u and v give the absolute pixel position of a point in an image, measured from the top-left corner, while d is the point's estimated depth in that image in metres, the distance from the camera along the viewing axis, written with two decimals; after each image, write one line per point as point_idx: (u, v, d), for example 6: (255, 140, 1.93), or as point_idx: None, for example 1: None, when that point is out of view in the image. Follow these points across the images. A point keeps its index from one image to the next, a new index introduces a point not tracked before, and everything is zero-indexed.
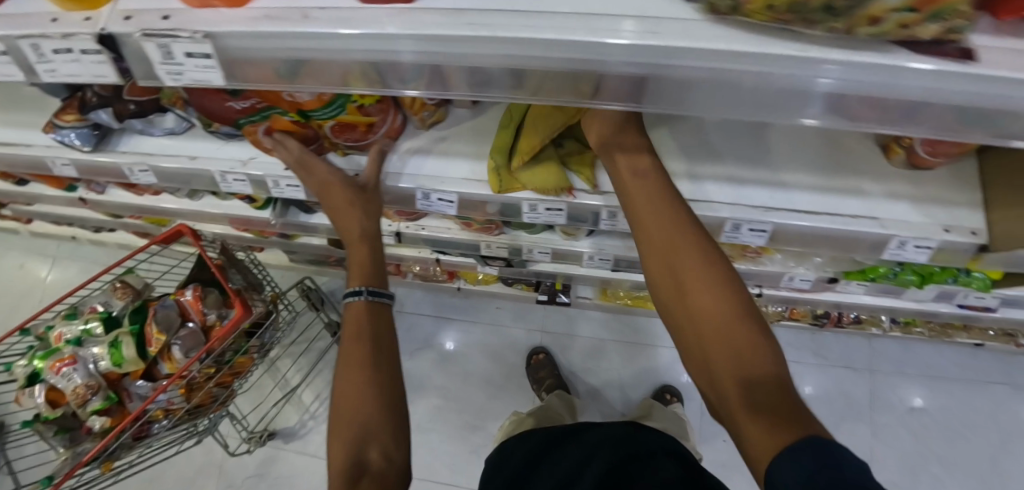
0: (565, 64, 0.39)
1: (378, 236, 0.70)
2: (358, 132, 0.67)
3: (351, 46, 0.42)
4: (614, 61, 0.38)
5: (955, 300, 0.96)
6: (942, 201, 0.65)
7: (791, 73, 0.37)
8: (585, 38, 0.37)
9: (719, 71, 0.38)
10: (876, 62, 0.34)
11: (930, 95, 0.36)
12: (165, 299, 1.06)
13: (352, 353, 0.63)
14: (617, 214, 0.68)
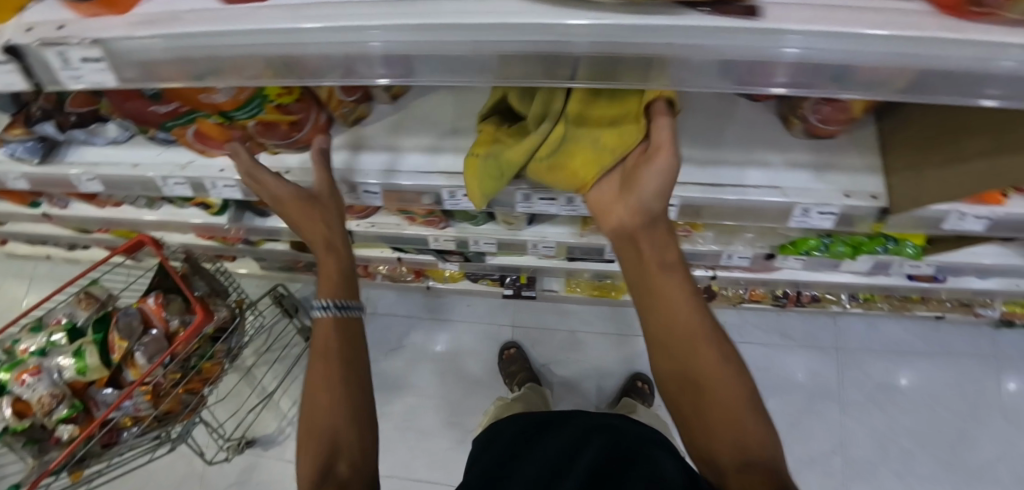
0: (419, 42, 0.42)
1: (345, 247, 0.67)
2: (280, 131, 0.71)
3: (228, 44, 0.45)
4: (446, 41, 0.41)
5: (891, 270, 1.00)
6: (845, 168, 0.66)
7: (607, 44, 0.39)
8: (424, 21, 0.40)
9: (540, 44, 0.40)
10: (680, 25, 0.36)
11: (736, 52, 0.38)
12: (127, 308, 1.09)
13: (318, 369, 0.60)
14: (531, 196, 0.70)
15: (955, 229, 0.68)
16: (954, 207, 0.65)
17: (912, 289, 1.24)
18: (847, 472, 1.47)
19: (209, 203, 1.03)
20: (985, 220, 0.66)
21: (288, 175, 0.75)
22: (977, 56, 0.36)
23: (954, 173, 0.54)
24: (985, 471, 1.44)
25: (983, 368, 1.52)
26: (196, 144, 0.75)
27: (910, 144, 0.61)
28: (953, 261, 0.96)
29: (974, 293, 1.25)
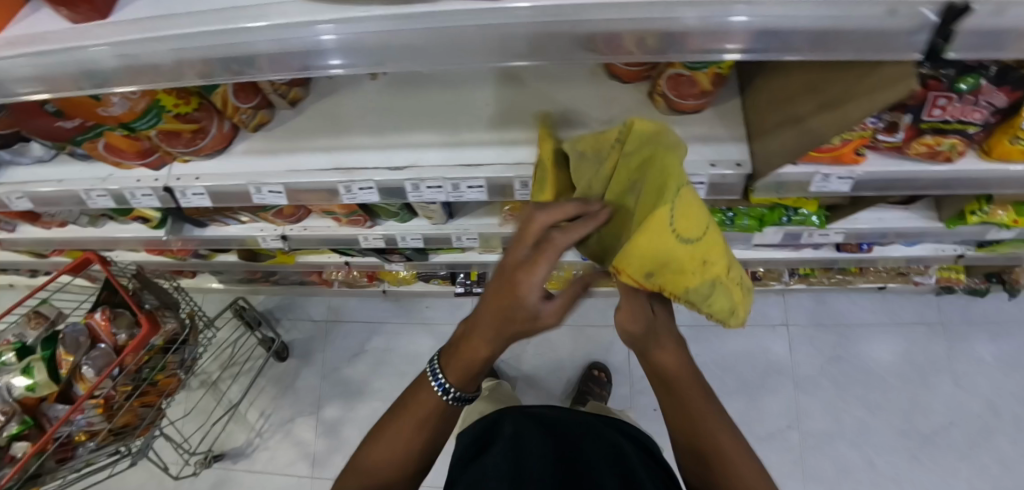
0: (238, 38, 0.47)
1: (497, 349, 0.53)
2: (184, 139, 0.75)
3: (89, 56, 0.50)
4: (259, 40, 0.47)
5: (805, 240, 1.04)
6: (711, 140, 0.70)
7: (401, 28, 0.45)
8: (247, 25, 0.45)
9: (347, 34, 0.46)
10: (435, 11, 0.43)
11: (514, 28, 0.43)
12: (75, 324, 1.12)
13: (405, 416, 0.64)
14: (419, 185, 0.73)
15: (823, 191, 0.72)
16: (817, 168, 0.69)
17: (842, 260, 1.28)
18: (804, 445, 1.49)
19: (143, 215, 1.05)
20: (848, 180, 0.70)
21: (198, 181, 0.79)
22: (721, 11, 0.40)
23: (806, 127, 0.57)
24: (939, 436, 1.46)
25: (932, 335, 1.55)
26: (110, 157, 0.79)
27: (771, 108, 0.64)
28: (860, 228, 1.00)
29: (903, 261, 1.29)
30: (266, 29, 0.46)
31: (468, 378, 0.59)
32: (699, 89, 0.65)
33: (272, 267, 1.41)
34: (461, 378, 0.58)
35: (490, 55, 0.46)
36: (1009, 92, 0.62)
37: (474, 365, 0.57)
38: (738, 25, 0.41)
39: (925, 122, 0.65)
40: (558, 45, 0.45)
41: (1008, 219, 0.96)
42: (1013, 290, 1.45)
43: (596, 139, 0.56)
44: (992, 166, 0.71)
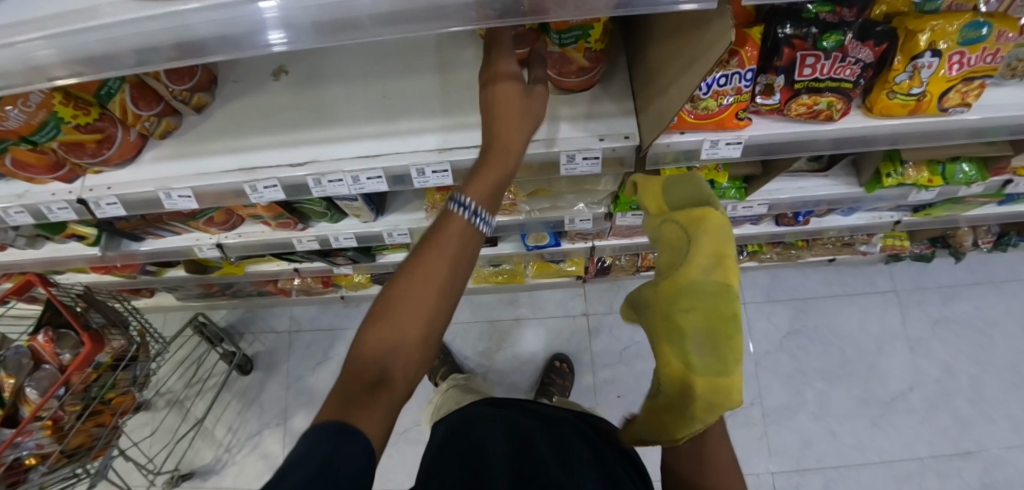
0: (78, 38, 0.47)
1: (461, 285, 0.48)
2: (88, 149, 0.75)
3: None
4: (99, 39, 0.47)
5: (730, 214, 1.05)
6: (600, 116, 0.72)
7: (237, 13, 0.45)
8: (84, 23, 0.46)
9: (182, 25, 0.46)
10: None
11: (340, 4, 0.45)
12: (18, 346, 1.13)
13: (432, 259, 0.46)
14: (321, 180, 0.74)
15: (715, 157, 0.74)
16: (704, 136, 0.71)
17: (783, 233, 1.30)
18: (767, 421, 1.50)
19: (82, 233, 1.06)
20: (737, 145, 0.71)
21: (110, 190, 0.80)
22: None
23: (669, 95, 0.59)
24: (897, 402, 1.49)
25: (885, 303, 1.58)
26: (20, 173, 0.79)
27: (648, 79, 0.67)
28: (781, 198, 1.02)
29: (844, 230, 1.31)
30: (100, 27, 0.46)
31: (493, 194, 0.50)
32: (576, 66, 0.68)
33: (224, 280, 1.42)
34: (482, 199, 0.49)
35: (315, 34, 0.48)
36: (874, 47, 0.64)
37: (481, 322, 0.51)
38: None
39: (798, 83, 0.67)
40: (373, 17, 0.46)
41: (923, 178, 0.98)
42: (958, 254, 1.50)
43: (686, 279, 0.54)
44: (877, 122, 0.73)
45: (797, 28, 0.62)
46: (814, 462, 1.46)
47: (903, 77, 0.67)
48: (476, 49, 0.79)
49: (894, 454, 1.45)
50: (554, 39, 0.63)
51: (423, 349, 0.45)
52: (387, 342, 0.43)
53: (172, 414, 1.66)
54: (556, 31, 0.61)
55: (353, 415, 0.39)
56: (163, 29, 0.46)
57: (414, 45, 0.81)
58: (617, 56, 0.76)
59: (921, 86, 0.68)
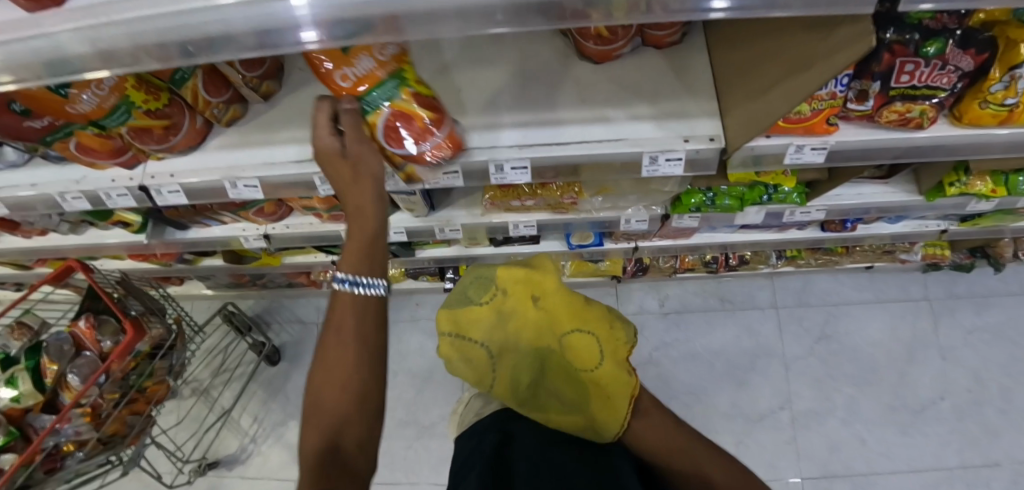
0: (175, 22, 0.44)
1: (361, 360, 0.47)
2: (156, 136, 0.74)
3: (23, 48, 0.47)
4: (213, 20, 0.43)
5: (786, 218, 1.04)
6: (682, 114, 0.70)
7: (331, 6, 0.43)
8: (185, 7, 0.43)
9: (277, 17, 0.43)
10: None
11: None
12: (59, 333, 1.12)
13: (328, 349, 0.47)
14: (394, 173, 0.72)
15: (798, 162, 0.72)
16: (790, 140, 0.69)
17: (826, 239, 1.29)
18: (796, 426, 1.50)
19: (128, 220, 1.04)
20: (822, 150, 0.70)
21: (173, 178, 0.78)
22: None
23: (771, 96, 0.58)
24: (927, 410, 1.49)
25: (916, 311, 1.57)
26: (83, 157, 0.78)
27: (739, 80, 0.65)
28: (839, 204, 1.00)
29: (888, 238, 1.30)
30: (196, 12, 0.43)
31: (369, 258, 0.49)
32: (421, 124, 0.61)
33: (257, 270, 1.40)
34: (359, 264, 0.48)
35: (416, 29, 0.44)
36: (975, 55, 0.63)
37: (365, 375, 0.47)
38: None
39: (894, 89, 0.65)
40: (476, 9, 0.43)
41: (986, 188, 0.96)
42: (997, 264, 1.48)
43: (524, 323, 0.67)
44: (965, 131, 0.71)
45: (900, 33, 0.60)
46: (842, 468, 1.46)
47: (999, 87, 0.65)
48: (547, 44, 0.77)
49: (923, 463, 1.45)
50: (379, 93, 0.58)
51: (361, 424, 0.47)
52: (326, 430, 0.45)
53: (198, 403, 1.65)
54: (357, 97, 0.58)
55: None
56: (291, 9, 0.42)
57: (483, 38, 0.79)
58: (700, 55, 0.74)
59: (1016, 97, 0.67)
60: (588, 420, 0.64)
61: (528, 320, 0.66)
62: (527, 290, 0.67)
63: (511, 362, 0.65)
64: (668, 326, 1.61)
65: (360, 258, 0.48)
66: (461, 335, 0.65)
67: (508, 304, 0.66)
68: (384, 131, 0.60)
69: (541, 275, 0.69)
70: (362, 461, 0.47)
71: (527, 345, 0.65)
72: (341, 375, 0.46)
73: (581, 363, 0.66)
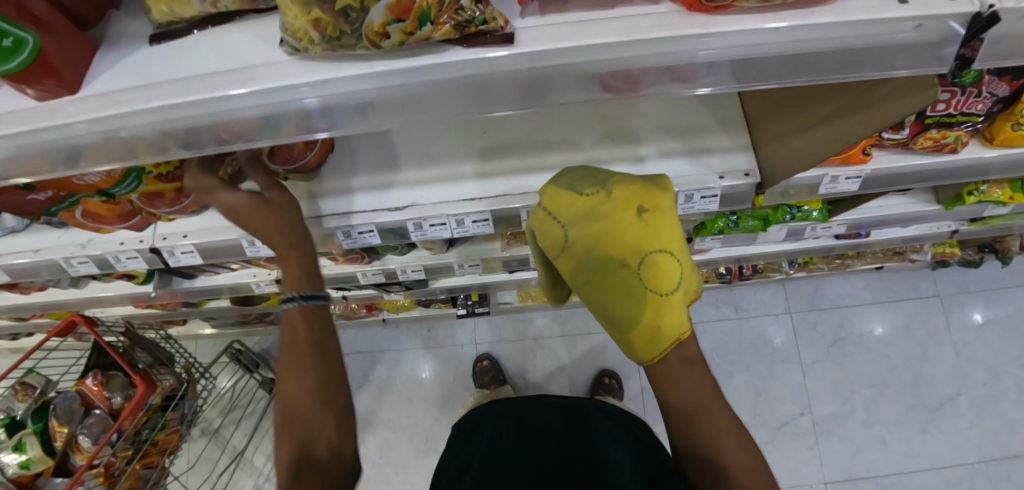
0: (214, 107, 0.40)
1: (321, 358, 0.53)
2: (167, 199, 0.71)
3: (38, 137, 0.43)
4: (253, 106, 0.41)
5: (807, 234, 1.03)
6: (717, 150, 0.68)
7: (377, 85, 0.40)
8: (218, 91, 0.39)
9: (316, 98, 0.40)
10: (439, 62, 0.37)
11: (499, 74, 0.39)
12: (66, 391, 1.07)
13: (287, 361, 0.53)
14: (422, 224, 0.70)
15: (832, 192, 0.71)
16: (825, 171, 0.68)
17: (839, 246, 1.29)
18: (817, 431, 1.50)
19: (133, 273, 1.00)
20: (856, 179, 0.69)
21: (186, 238, 0.75)
22: (750, 32, 0.37)
23: (816, 133, 0.56)
24: (945, 407, 1.50)
25: (928, 308, 1.58)
26: (89, 223, 0.74)
27: (777, 115, 0.63)
28: (860, 218, 1.00)
29: (900, 241, 1.30)
30: (238, 95, 0.39)
31: (308, 271, 0.56)
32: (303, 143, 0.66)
33: (266, 309, 1.37)
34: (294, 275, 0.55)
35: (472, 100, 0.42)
36: (1010, 82, 0.62)
37: (324, 367, 0.54)
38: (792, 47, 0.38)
39: (930, 117, 0.64)
40: (550, 81, 0.40)
41: (1004, 196, 0.95)
42: (1005, 259, 1.48)
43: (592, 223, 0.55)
44: (995, 153, 0.71)
45: None
46: (866, 470, 1.47)
47: None
48: None
49: (944, 460, 1.46)
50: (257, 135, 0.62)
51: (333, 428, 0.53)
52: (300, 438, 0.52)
53: (209, 444, 1.61)
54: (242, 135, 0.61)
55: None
56: (337, 91, 0.40)
57: None
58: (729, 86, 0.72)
59: None
60: (623, 336, 0.54)
61: (618, 228, 0.54)
62: (630, 201, 0.55)
63: (578, 259, 0.56)
64: None
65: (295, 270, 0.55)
66: (551, 213, 0.57)
67: (606, 207, 0.55)
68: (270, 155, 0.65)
69: (657, 191, 0.55)
70: (336, 468, 0.52)
71: (599, 252, 0.55)
72: (302, 383, 0.52)
73: (654, 282, 0.52)
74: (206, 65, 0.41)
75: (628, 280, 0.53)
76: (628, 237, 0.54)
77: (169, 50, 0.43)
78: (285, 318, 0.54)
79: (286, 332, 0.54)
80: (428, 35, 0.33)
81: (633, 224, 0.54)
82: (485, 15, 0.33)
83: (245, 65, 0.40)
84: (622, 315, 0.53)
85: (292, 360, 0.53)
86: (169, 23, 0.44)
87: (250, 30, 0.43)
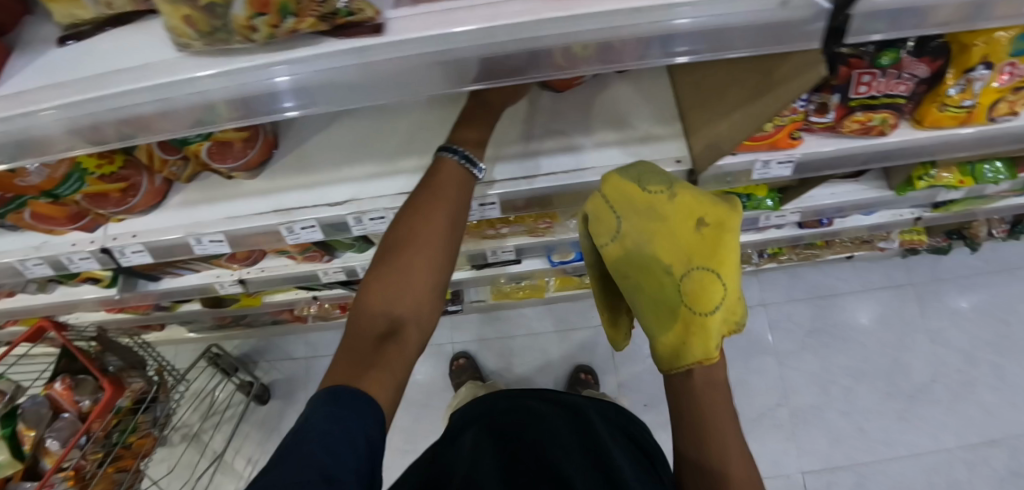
0: (120, 100, 0.42)
1: (456, 228, 0.59)
2: (113, 200, 0.72)
3: None
4: (144, 103, 0.42)
5: (762, 223, 1.05)
6: (649, 139, 0.69)
7: (267, 79, 0.41)
8: (118, 88, 0.41)
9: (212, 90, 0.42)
10: (320, 52, 0.39)
11: (385, 65, 0.41)
12: (35, 396, 1.08)
13: (426, 211, 0.58)
14: (361, 218, 0.71)
15: (766, 177, 0.72)
16: (756, 156, 0.69)
17: (804, 235, 1.30)
18: (795, 421, 1.51)
19: (96, 277, 1.01)
20: (788, 164, 0.70)
21: (136, 238, 0.76)
22: (625, 15, 0.38)
23: (734, 120, 0.58)
24: (922, 394, 1.50)
25: (902, 296, 1.59)
26: (39, 225, 0.75)
27: (701, 104, 0.64)
28: (813, 205, 1.01)
29: (866, 229, 1.30)
30: (140, 89, 0.41)
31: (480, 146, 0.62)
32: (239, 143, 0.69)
33: (240, 312, 1.38)
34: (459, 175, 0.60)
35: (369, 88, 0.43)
36: (929, 63, 0.62)
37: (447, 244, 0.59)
38: (660, 30, 0.39)
39: (853, 100, 0.65)
40: (445, 67, 0.41)
41: (953, 180, 0.97)
42: (973, 245, 1.51)
43: (651, 221, 0.58)
44: (926, 134, 0.72)
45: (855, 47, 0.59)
46: (845, 459, 1.47)
47: (955, 90, 0.65)
48: None
49: (922, 446, 1.46)
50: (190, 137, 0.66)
51: (428, 299, 0.59)
52: (392, 297, 0.56)
53: (189, 448, 1.62)
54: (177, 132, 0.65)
55: (372, 364, 0.52)
56: (218, 87, 0.41)
57: None
58: (662, 76, 0.73)
59: (973, 99, 0.67)
60: (652, 327, 0.59)
61: (674, 233, 0.57)
62: (692, 210, 0.58)
63: (625, 252, 0.59)
64: None
65: (459, 179, 0.60)
66: (609, 201, 0.59)
67: (666, 207, 0.58)
68: (208, 154, 0.69)
69: (726, 210, 0.58)
70: (413, 336, 0.57)
71: (649, 246, 0.58)
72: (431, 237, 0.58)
73: (699, 302, 0.56)
74: (109, 62, 0.43)
75: (675, 283, 0.57)
76: (685, 240, 0.58)
77: (75, 51, 0.45)
78: (438, 170, 0.60)
79: (437, 184, 0.60)
80: (295, 26, 0.35)
81: (692, 234, 0.58)
82: (350, 7, 0.35)
83: (144, 62, 0.42)
84: (655, 318, 0.59)
85: (430, 216, 0.58)
86: (75, 24, 0.45)
87: (153, 28, 0.44)
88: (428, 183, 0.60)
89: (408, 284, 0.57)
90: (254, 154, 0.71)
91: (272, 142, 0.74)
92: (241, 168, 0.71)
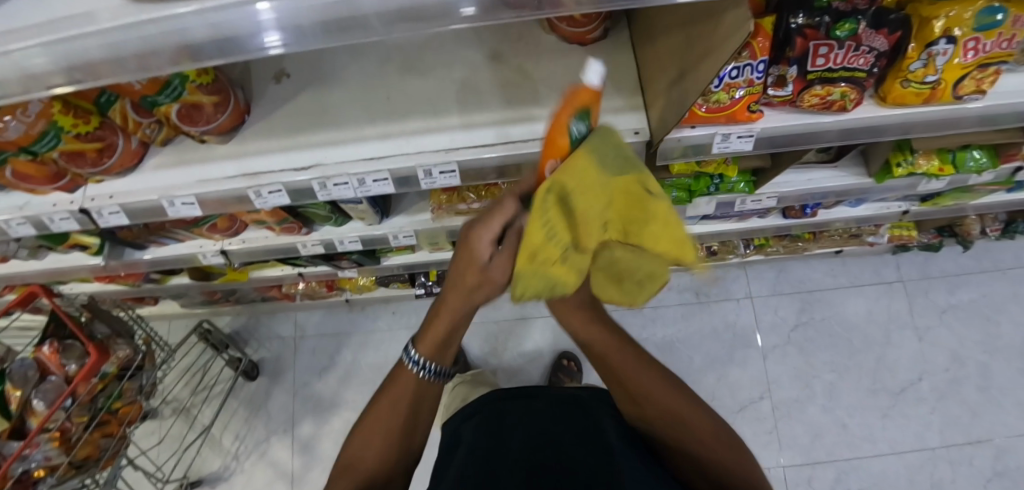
0: (66, 44, 0.44)
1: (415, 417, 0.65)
2: (89, 159, 0.74)
3: None
4: (84, 47, 0.44)
5: (738, 207, 1.05)
6: (608, 111, 0.70)
7: (203, 25, 0.43)
8: (64, 33, 0.43)
9: (151, 37, 0.44)
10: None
11: (315, 11, 0.42)
12: (23, 359, 1.11)
13: (387, 403, 0.65)
14: (326, 183, 0.72)
15: (727, 151, 0.73)
16: (716, 129, 0.69)
17: (790, 226, 1.29)
18: (777, 415, 1.50)
19: (84, 243, 1.04)
20: (748, 138, 0.71)
21: (112, 199, 0.78)
22: None
23: (682, 88, 0.58)
24: (906, 392, 1.48)
25: (891, 293, 1.57)
26: (21, 184, 0.77)
27: (657, 74, 0.65)
28: (789, 190, 1.01)
29: (852, 222, 1.29)
30: (83, 34, 0.43)
31: (449, 346, 0.60)
32: (210, 105, 0.70)
33: (228, 287, 1.41)
34: (433, 350, 0.59)
35: (305, 37, 0.45)
36: (889, 35, 0.62)
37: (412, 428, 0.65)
38: None
39: (811, 73, 0.65)
40: (378, 15, 0.43)
41: (933, 167, 0.95)
42: (965, 243, 1.49)
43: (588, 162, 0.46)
44: (890, 111, 0.71)
45: (810, 17, 0.61)
46: (826, 454, 1.45)
47: (918, 64, 0.65)
48: (472, 49, 0.78)
49: (905, 444, 1.44)
50: (162, 99, 0.66)
51: (396, 468, 0.66)
52: (367, 460, 0.65)
53: (178, 422, 1.66)
54: (151, 94, 0.65)
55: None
56: (155, 34, 0.43)
57: (415, 46, 0.80)
58: (624, 51, 0.74)
59: (936, 74, 0.66)
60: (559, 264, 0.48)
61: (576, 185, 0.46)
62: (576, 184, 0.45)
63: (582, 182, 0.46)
64: (644, 321, 1.60)
65: (436, 345, 0.59)
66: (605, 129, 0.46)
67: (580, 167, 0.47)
68: (180, 117, 0.70)
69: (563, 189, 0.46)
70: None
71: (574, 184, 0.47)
72: (394, 425, 0.64)
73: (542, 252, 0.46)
74: (63, 12, 0.46)
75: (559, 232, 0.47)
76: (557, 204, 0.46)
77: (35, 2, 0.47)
78: (400, 371, 0.63)
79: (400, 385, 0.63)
80: None
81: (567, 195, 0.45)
82: None
83: (92, 10, 0.44)
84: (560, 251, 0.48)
85: (393, 411, 0.64)
86: None
87: None
88: (463, 285, 0.51)
89: (376, 452, 0.65)
90: (226, 118, 0.74)
91: (242, 108, 0.76)
92: (213, 132, 0.73)
